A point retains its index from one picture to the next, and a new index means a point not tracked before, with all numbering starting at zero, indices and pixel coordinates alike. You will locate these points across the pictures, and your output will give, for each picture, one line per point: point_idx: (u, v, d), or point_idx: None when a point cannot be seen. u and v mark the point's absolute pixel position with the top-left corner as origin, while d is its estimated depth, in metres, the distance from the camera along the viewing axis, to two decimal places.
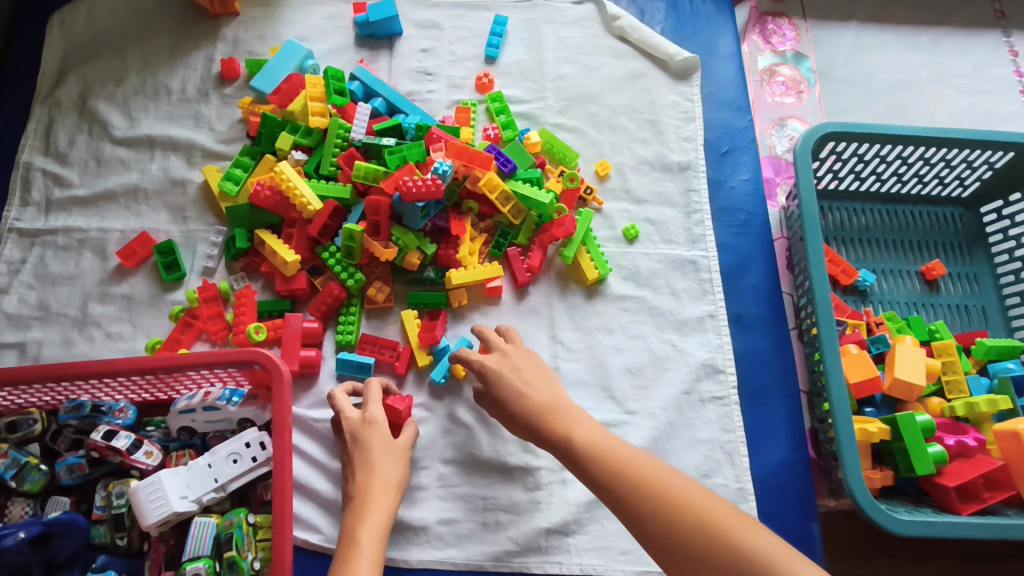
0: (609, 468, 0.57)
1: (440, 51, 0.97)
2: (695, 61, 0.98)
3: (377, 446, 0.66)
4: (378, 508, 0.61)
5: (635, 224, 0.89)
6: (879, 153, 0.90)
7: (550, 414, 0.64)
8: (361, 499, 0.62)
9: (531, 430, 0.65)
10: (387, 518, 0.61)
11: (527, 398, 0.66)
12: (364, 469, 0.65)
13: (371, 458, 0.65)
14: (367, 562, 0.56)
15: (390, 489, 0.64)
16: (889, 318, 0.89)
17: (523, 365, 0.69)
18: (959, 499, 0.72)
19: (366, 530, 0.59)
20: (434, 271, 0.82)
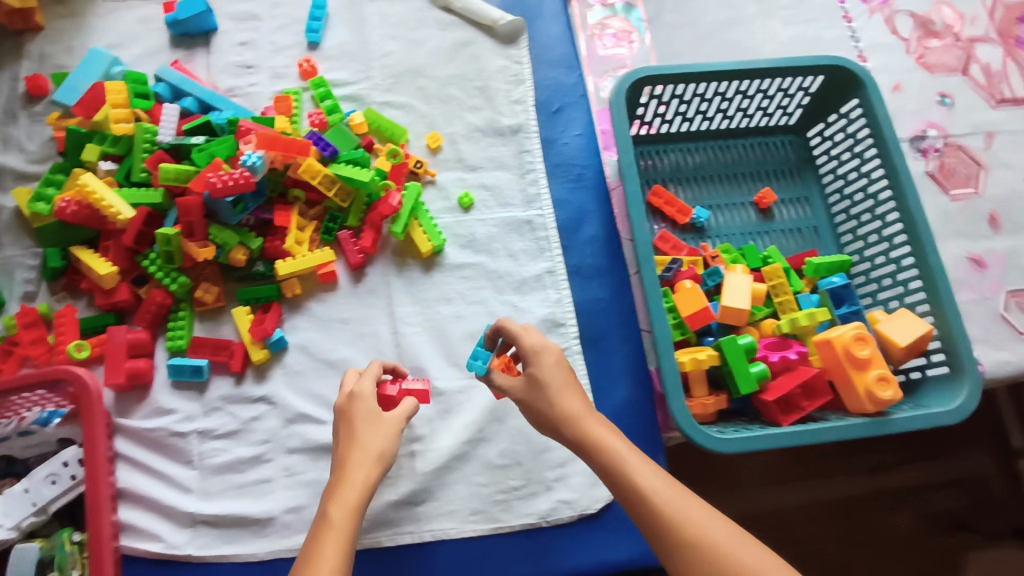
0: (676, 525, 0.52)
1: (260, 42, 0.95)
2: (520, 24, 0.98)
3: (361, 416, 0.62)
4: (354, 483, 0.57)
5: (469, 191, 0.90)
6: (697, 92, 0.93)
7: (597, 428, 0.59)
8: (339, 471, 0.59)
9: (570, 433, 0.59)
10: (364, 493, 0.57)
11: (564, 406, 0.60)
12: (358, 441, 0.60)
13: (357, 432, 0.61)
14: (338, 541, 0.53)
15: (373, 459, 0.59)
16: (724, 250, 0.92)
17: (555, 362, 0.62)
18: (781, 410, 0.76)
19: (340, 504, 0.55)
20: (264, 264, 0.82)
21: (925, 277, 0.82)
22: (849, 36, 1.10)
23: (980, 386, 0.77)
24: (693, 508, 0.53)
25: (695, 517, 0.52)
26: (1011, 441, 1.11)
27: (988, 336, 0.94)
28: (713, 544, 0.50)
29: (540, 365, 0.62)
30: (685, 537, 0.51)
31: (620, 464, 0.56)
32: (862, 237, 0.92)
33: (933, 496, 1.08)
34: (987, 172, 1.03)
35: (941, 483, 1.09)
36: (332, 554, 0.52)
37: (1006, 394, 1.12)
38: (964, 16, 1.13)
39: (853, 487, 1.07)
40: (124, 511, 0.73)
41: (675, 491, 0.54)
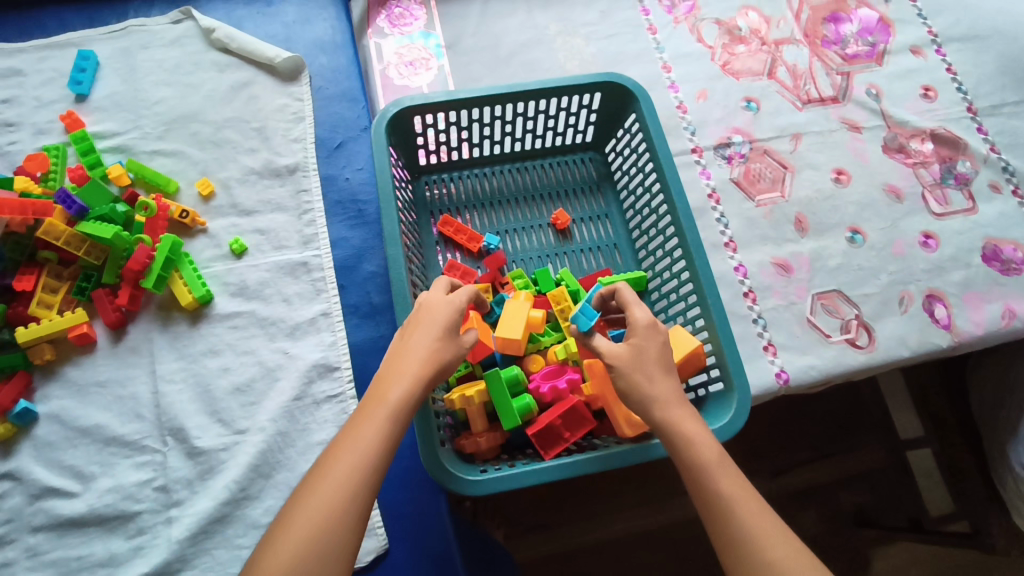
0: (732, 530, 0.52)
1: (23, 99, 0.92)
2: (300, 60, 0.97)
3: (432, 316, 0.60)
4: (409, 376, 0.56)
5: (240, 237, 0.87)
6: (473, 117, 0.91)
7: (679, 416, 0.59)
8: (386, 372, 0.57)
9: (660, 416, 0.59)
10: (415, 389, 0.55)
11: (653, 387, 0.60)
12: (414, 337, 0.58)
13: (432, 326, 0.59)
14: (383, 420, 0.53)
15: (427, 361, 0.57)
16: (515, 276, 0.90)
17: (656, 348, 0.63)
18: (545, 443, 0.73)
19: (399, 388, 0.55)
20: (7, 331, 0.78)
21: (699, 291, 0.80)
22: (654, 47, 1.10)
23: (749, 401, 0.74)
24: (751, 507, 0.53)
25: (761, 523, 0.52)
26: (901, 432, 1.13)
27: (793, 341, 0.91)
28: (761, 551, 0.51)
29: (644, 342, 0.63)
30: (737, 539, 0.52)
31: (699, 458, 0.56)
32: (653, 252, 0.91)
33: (845, 494, 1.10)
34: (794, 175, 1.03)
35: (856, 475, 1.12)
36: (365, 445, 0.52)
37: (896, 383, 1.16)
38: (771, 19, 1.13)
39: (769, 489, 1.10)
40: None
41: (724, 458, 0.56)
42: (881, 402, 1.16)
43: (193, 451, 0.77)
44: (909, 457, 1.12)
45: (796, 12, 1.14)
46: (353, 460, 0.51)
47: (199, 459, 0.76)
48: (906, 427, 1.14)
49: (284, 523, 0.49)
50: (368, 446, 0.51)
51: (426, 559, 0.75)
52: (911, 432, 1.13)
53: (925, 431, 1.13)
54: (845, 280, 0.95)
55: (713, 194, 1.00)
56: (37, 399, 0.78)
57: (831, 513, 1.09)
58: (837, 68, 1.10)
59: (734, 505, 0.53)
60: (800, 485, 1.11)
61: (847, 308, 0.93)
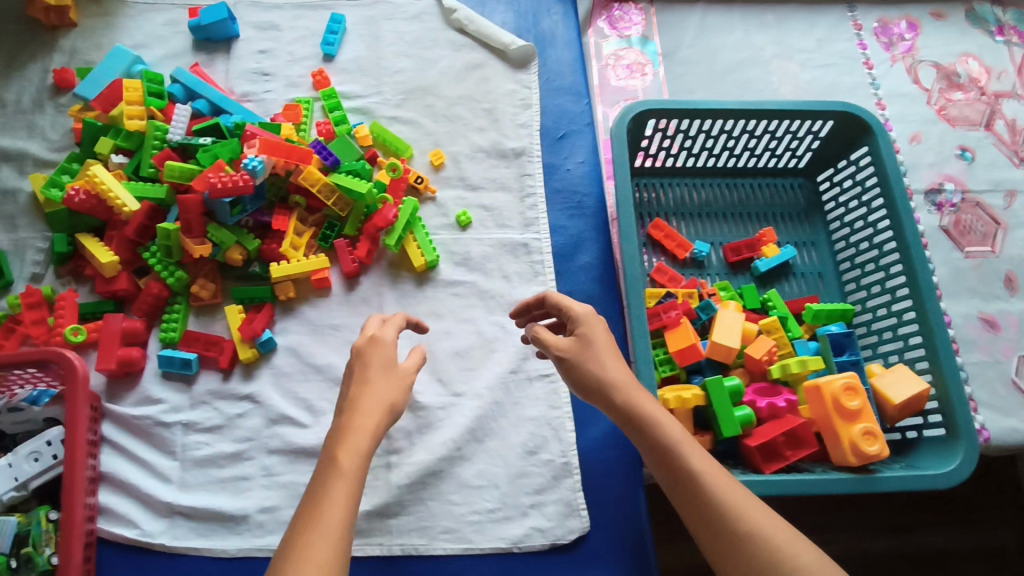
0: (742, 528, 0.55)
1: (277, 51, 0.97)
2: (532, 49, 0.99)
3: (377, 362, 0.63)
4: (362, 429, 0.57)
5: (467, 210, 0.91)
6: (704, 128, 0.92)
7: (643, 400, 0.62)
8: (344, 421, 0.58)
9: (622, 401, 0.62)
10: (373, 440, 0.57)
11: (608, 374, 0.63)
12: (370, 387, 0.60)
13: (370, 378, 0.61)
14: (343, 483, 0.53)
15: (381, 407, 0.60)
16: (722, 288, 0.91)
17: (598, 341, 0.65)
18: (763, 458, 0.74)
19: (350, 450, 0.55)
20: (260, 265, 0.84)
21: (925, 334, 0.80)
22: (869, 82, 1.09)
23: (976, 451, 0.73)
24: (723, 482, 0.57)
25: (732, 496, 0.57)
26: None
27: (996, 401, 0.89)
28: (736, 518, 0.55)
29: (590, 330, 0.66)
30: (714, 511, 0.56)
31: (668, 440, 0.60)
32: (866, 287, 0.90)
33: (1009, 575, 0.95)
34: (1006, 232, 1.00)
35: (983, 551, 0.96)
36: (332, 519, 0.50)
37: None
38: (992, 70, 1.10)
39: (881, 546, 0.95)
40: (103, 495, 0.74)
41: (712, 464, 0.59)
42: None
43: (414, 405, 0.81)
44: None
45: (1018, 66, 1.11)
46: (326, 535, 0.49)
47: (420, 413, 0.81)
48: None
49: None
50: (337, 514, 0.51)
51: (626, 550, 0.77)
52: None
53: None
54: None
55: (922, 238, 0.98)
56: (276, 332, 0.83)
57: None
58: None
59: (713, 483, 0.57)
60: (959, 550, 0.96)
61: None
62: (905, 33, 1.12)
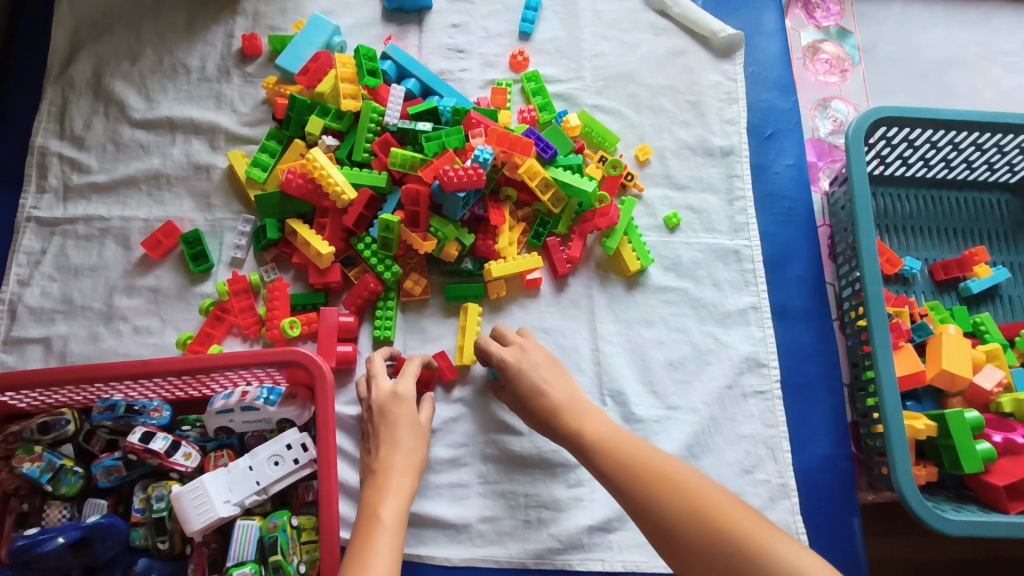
0: (673, 508, 0.50)
1: (471, 27, 0.92)
2: (739, 38, 0.94)
3: (404, 420, 0.65)
4: (399, 486, 0.59)
5: (676, 211, 0.86)
6: (931, 138, 0.87)
7: (573, 412, 0.63)
8: (378, 477, 0.60)
9: (563, 418, 0.63)
10: (407, 499, 0.58)
11: (548, 388, 0.66)
12: (390, 445, 0.62)
13: (399, 436, 0.63)
14: (387, 536, 0.53)
15: (412, 467, 0.62)
16: (933, 308, 0.87)
17: (525, 360, 0.68)
18: (1008, 497, 0.71)
19: (390, 505, 0.56)
20: (472, 262, 0.80)
21: None
22: None
23: None
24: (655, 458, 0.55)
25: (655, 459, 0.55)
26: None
27: None
28: (658, 472, 0.53)
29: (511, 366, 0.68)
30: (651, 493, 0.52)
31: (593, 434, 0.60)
32: None
33: None
34: None
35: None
36: (378, 562, 0.50)
37: None
38: None
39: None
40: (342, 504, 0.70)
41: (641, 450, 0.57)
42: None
43: (631, 417, 0.78)
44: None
45: None
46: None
47: (636, 425, 0.78)
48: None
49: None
50: (383, 560, 0.51)
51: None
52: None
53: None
54: None
55: None
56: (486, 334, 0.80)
57: None
58: None
59: (628, 453, 0.57)
60: None
61: None
62: None
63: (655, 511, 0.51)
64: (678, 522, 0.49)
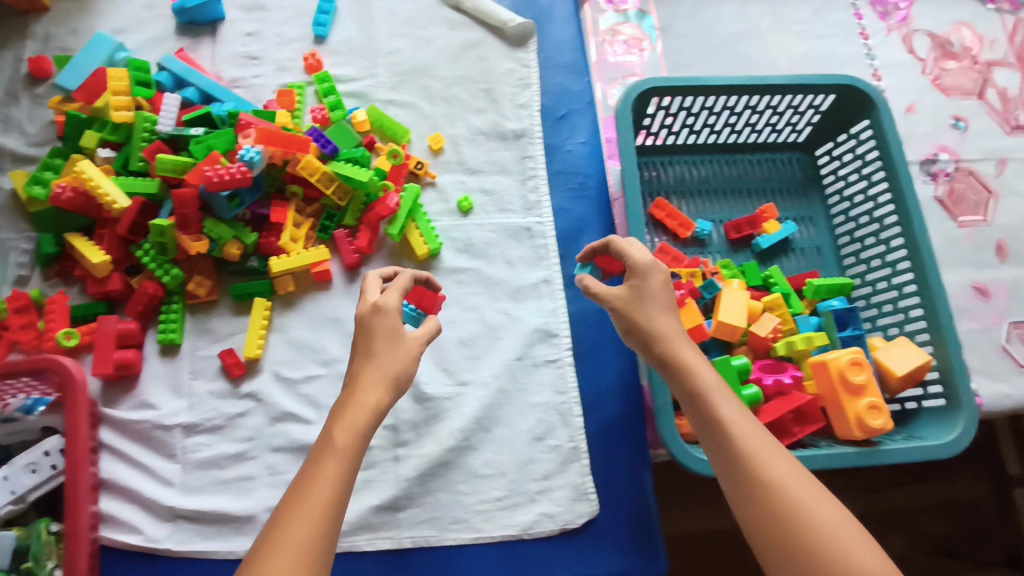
0: (767, 486, 0.53)
1: (266, 34, 0.93)
2: (531, 26, 0.96)
3: (381, 331, 0.59)
4: (361, 403, 0.55)
5: (468, 195, 0.89)
6: (706, 105, 0.91)
7: (682, 348, 0.62)
8: (347, 391, 0.56)
9: (661, 351, 0.63)
10: (367, 417, 0.55)
11: (654, 327, 0.64)
12: (361, 361, 0.58)
13: (373, 351, 0.58)
14: (336, 465, 0.51)
15: (382, 382, 0.57)
16: (724, 266, 0.91)
17: (653, 283, 0.65)
18: (770, 435, 0.76)
19: (345, 428, 0.53)
20: (257, 259, 0.82)
21: (928, 307, 0.81)
22: (865, 53, 1.08)
23: (976, 420, 0.76)
24: (748, 428, 0.56)
25: (749, 432, 0.56)
26: (1009, 467, 1.09)
27: (987, 366, 0.93)
28: (743, 458, 0.55)
29: (644, 279, 0.66)
30: (745, 466, 0.54)
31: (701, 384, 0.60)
32: (866, 261, 0.91)
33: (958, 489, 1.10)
34: (997, 201, 1.02)
35: (943, 505, 1.09)
36: (318, 497, 0.49)
37: (1006, 423, 1.11)
38: (983, 38, 1.11)
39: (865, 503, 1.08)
40: (104, 502, 0.73)
41: (741, 413, 0.58)
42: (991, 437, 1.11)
43: (421, 396, 0.81)
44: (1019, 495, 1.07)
45: (1010, 33, 1.12)
46: (308, 514, 0.48)
47: (427, 404, 0.81)
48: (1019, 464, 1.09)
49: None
50: (319, 495, 0.49)
51: (632, 528, 0.79)
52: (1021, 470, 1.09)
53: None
54: None
55: None
56: (276, 327, 0.82)
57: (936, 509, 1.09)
58: None
59: (731, 418, 0.57)
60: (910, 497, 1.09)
61: None
62: (900, 2, 1.12)
63: (756, 486, 0.53)
64: (756, 508, 0.53)
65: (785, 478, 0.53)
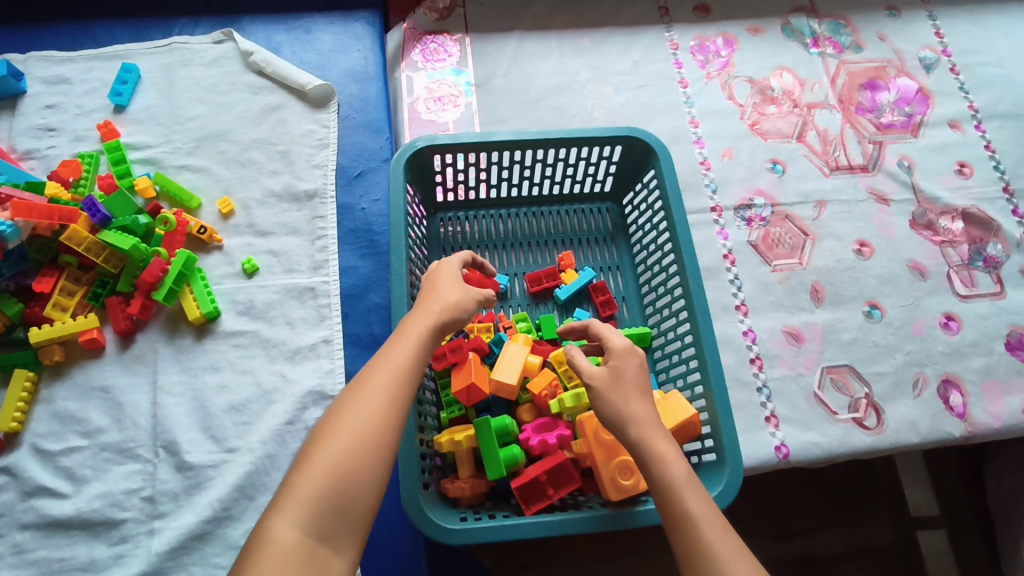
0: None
1: (66, 105, 0.96)
2: (330, 88, 1.00)
3: (459, 266, 0.70)
4: (443, 303, 0.63)
5: (253, 257, 0.89)
6: (493, 160, 0.92)
7: (658, 438, 0.60)
8: (428, 296, 0.64)
9: (636, 436, 0.60)
10: (447, 311, 0.62)
11: (627, 409, 0.62)
12: (449, 276, 0.67)
13: (451, 273, 0.68)
14: (417, 335, 0.58)
15: (462, 293, 0.65)
16: (519, 320, 0.90)
17: (631, 369, 0.65)
18: (527, 498, 0.72)
19: (426, 313, 0.61)
20: (24, 330, 0.81)
21: (700, 358, 0.79)
22: (683, 101, 1.09)
23: (740, 477, 0.72)
24: (717, 525, 0.54)
25: (712, 529, 0.53)
26: (912, 508, 1.09)
27: (797, 415, 0.89)
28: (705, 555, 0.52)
29: (623, 364, 0.65)
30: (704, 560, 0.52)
31: (672, 480, 0.56)
32: (660, 310, 0.89)
33: (865, 529, 1.08)
34: (814, 243, 1.01)
35: (860, 550, 1.07)
36: (405, 352, 0.56)
37: (907, 460, 1.13)
38: (805, 82, 1.12)
39: (768, 552, 1.06)
40: None
41: (712, 508, 0.55)
42: (894, 476, 1.12)
43: (183, 465, 0.77)
44: (919, 537, 1.08)
45: (832, 76, 1.13)
46: (396, 362, 0.55)
47: (189, 473, 0.77)
48: (919, 504, 1.10)
49: (311, 450, 0.48)
50: (408, 351, 0.56)
51: None
52: (925, 511, 1.09)
53: (940, 512, 1.09)
54: (857, 356, 0.93)
55: (729, 255, 0.98)
56: (41, 400, 0.80)
57: (852, 550, 1.07)
58: (870, 136, 1.09)
59: (694, 512, 0.54)
60: (802, 552, 1.06)
61: (857, 386, 0.91)
62: (721, 50, 1.14)
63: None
64: None
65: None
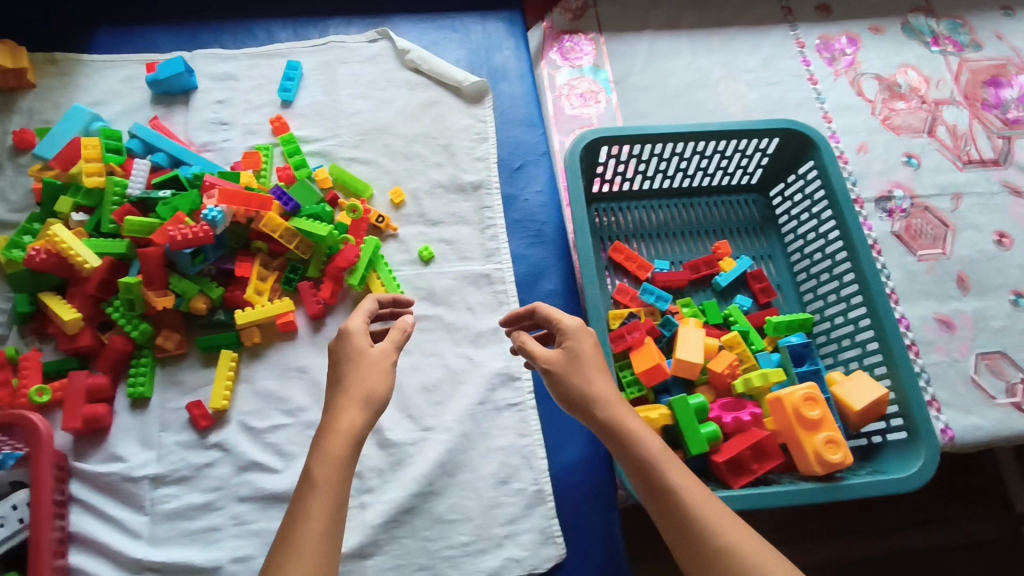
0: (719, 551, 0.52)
1: (235, 101, 1.00)
2: (485, 84, 1.03)
3: (354, 353, 0.59)
4: (346, 430, 0.54)
5: (428, 245, 0.92)
6: (655, 151, 0.95)
7: (627, 416, 0.59)
8: (329, 416, 0.56)
9: (603, 415, 0.59)
10: (351, 441, 0.54)
11: (590, 390, 0.60)
12: (348, 375, 0.58)
13: (347, 369, 0.58)
14: (322, 496, 0.51)
15: (364, 403, 0.56)
16: (684, 305, 0.92)
17: (586, 347, 0.63)
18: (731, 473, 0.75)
19: (324, 459, 0.53)
20: (224, 312, 0.85)
21: (881, 340, 0.81)
22: (814, 97, 1.13)
23: (937, 453, 0.74)
24: (699, 495, 0.55)
25: (698, 500, 0.54)
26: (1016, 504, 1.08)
27: (957, 399, 0.91)
28: (703, 537, 0.53)
29: (578, 343, 0.63)
30: (700, 538, 0.53)
31: (650, 457, 0.56)
32: (823, 296, 0.92)
33: (965, 524, 1.07)
34: (955, 233, 1.03)
35: (965, 545, 1.06)
36: (317, 521, 0.49)
37: (1009, 454, 1.11)
38: (930, 79, 1.15)
39: (873, 548, 1.05)
40: (74, 555, 0.73)
41: (690, 479, 0.56)
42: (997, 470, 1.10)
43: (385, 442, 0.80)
44: None
45: (955, 73, 1.16)
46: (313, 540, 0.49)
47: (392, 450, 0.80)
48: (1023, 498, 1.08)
49: None
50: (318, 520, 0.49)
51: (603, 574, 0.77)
52: None
53: None
54: (1008, 343, 0.96)
55: (875, 245, 1.01)
56: (242, 378, 0.83)
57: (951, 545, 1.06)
58: (998, 131, 1.12)
59: (680, 486, 0.55)
60: (901, 548, 1.06)
61: (1012, 371, 0.93)
62: (845, 48, 1.17)
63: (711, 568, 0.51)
64: None
65: (745, 549, 0.52)
